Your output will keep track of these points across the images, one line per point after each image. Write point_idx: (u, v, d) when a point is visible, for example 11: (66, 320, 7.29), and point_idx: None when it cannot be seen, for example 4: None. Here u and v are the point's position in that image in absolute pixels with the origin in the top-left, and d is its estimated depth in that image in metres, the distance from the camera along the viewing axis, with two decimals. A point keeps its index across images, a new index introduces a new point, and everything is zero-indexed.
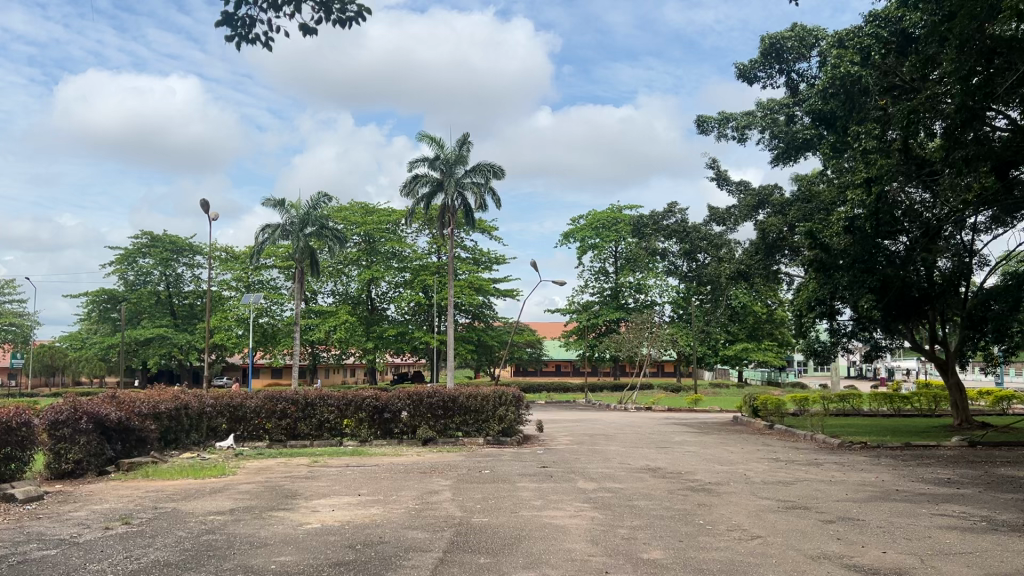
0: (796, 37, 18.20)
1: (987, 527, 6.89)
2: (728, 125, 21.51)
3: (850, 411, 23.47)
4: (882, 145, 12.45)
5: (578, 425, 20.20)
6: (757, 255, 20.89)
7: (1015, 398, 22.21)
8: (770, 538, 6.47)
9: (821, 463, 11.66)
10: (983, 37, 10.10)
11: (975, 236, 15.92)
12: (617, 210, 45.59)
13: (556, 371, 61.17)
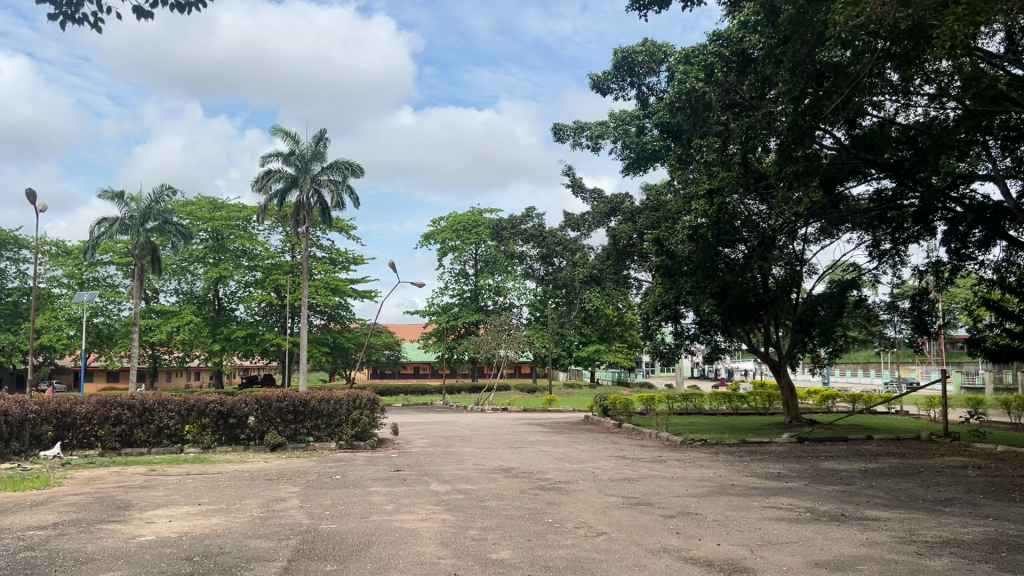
0: (646, 52, 19.02)
1: (811, 517, 7.41)
2: (583, 134, 22.14)
3: (693, 410, 24.64)
4: (723, 158, 13.16)
5: (432, 428, 20.15)
6: (609, 260, 21.62)
7: (838, 397, 24.08)
8: (615, 534, 6.69)
9: (664, 460, 12.18)
10: (812, 62, 10.87)
11: (805, 246, 17.11)
12: (477, 213, 45.90)
13: (413, 374, 60.95)
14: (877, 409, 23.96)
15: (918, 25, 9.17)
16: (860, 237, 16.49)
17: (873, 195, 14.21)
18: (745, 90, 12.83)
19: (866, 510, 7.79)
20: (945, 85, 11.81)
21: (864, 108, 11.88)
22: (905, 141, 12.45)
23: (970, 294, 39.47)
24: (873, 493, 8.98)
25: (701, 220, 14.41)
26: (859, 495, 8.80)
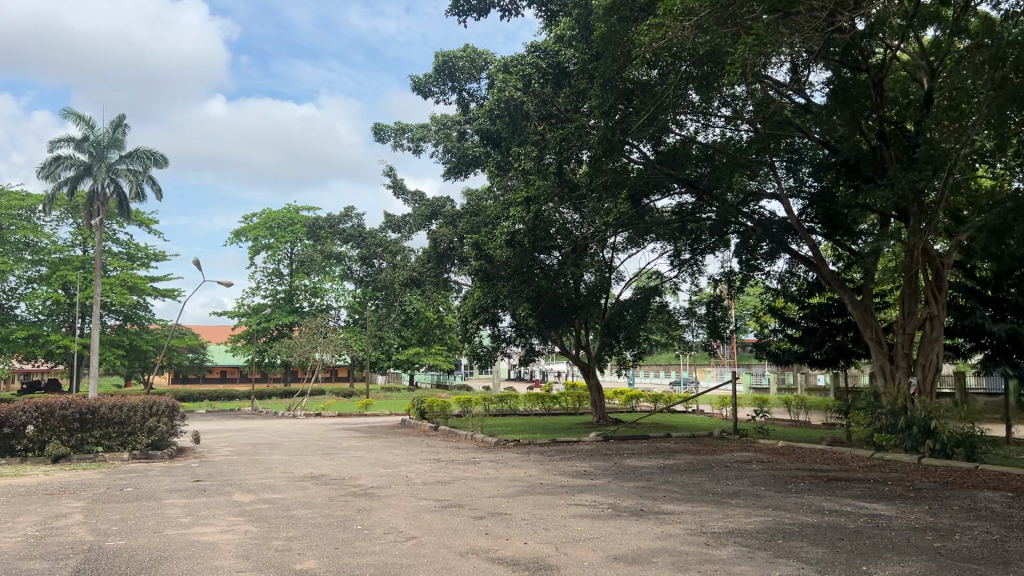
0: (467, 58, 19.22)
1: (612, 513, 7.74)
2: (404, 136, 22.05)
3: (507, 412, 25.15)
4: (540, 168, 13.47)
5: (239, 435, 19.26)
6: (429, 263, 21.65)
7: (643, 397, 25.46)
8: (423, 538, 6.67)
9: (477, 461, 12.32)
10: (622, 80, 11.41)
11: (614, 254, 17.93)
12: (294, 210, 44.49)
13: (220, 378, 58.06)
14: (677, 409, 25.53)
15: (715, 51, 9.87)
16: (663, 248, 17.47)
17: (675, 208, 15.12)
18: (561, 102, 13.26)
19: (663, 504, 8.25)
20: (739, 108, 12.79)
21: (668, 126, 12.63)
22: (704, 158, 13.39)
23: (758, 301, 43.05)
24: (670, 488, 9.53)
25: (519, 226, 14.51)
26: (657, 490, 9.32)
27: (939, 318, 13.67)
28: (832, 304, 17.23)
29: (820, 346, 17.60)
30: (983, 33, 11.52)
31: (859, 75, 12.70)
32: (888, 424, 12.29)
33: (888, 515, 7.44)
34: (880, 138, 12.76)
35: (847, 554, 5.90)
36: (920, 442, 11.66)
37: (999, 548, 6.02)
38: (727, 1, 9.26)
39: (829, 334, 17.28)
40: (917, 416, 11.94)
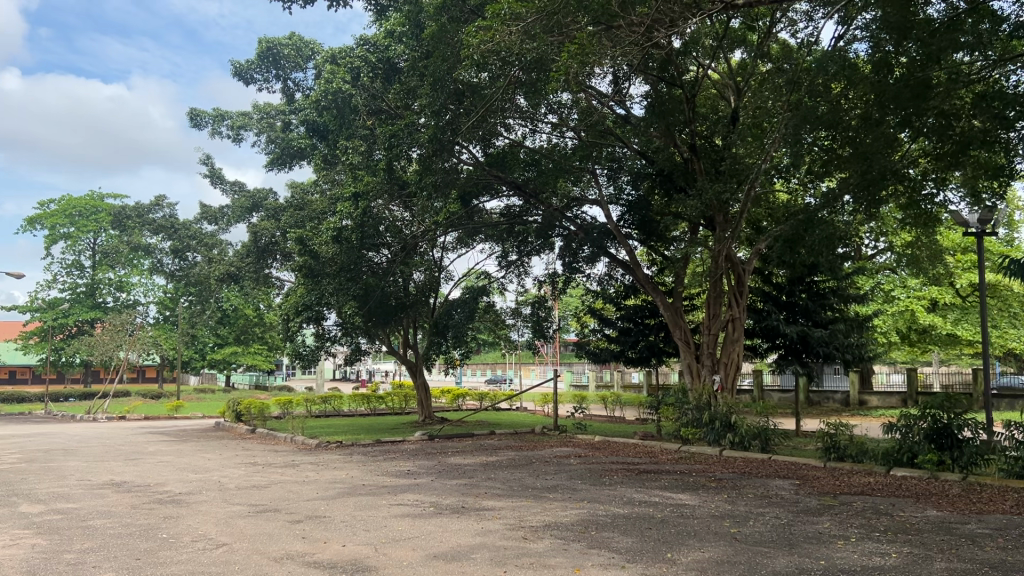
0: (293, 46, 18.65)
1: (433, 512, 7.75)
2: (223, 123, 21.05)
3: (330, 413, 24.58)
4: (368, 163, 13.43)
5: (29, 441, 17.57)
6: (248, 258, 20.76)
7: (468, 396, 25.73)
8: (236, 545, 6.38)
9: (297, 464, 11.95)
10: (453, 82, 11.51)
11: (443, 253, 17.96)
12: (98, 198, 41.33)
13: (7, 380, 52.84)
14: (501, 407, 25.98)
15: (542, 58, 10.21)
16: (490, 249, 17.68)
17: (503, 210, 15.33)
18: (390, 98, 13.12)
19: (484, 501, 8.36)
20: (566, 116, 13.22)
21: (497, 129, 12.83)
22: (531, 162, 13.71)
23: (578, 303, 44.74)
24: (492, 485, 9.67)
25: (346, 222, 14.20)
26: (478, 487, 9.44)
27: (740, 319, 14.83)
28: (646, 306, 18.24)
29: (634, 346, 18.65)
30: (782, 58, 12.59)
31: (674, 90, 13.47)
32: (694, 418, 13.09)
33: (692, 505, 7.92)
34: (691, 150, 13.60)
35: (653, 543, 6.22)
36: (721, 435, 12.51)
37: (786, 531, 6.56)
38: (551, 9, 9.48)
39: (642, 333, 18.38)
40: (720, 411, 12.79)
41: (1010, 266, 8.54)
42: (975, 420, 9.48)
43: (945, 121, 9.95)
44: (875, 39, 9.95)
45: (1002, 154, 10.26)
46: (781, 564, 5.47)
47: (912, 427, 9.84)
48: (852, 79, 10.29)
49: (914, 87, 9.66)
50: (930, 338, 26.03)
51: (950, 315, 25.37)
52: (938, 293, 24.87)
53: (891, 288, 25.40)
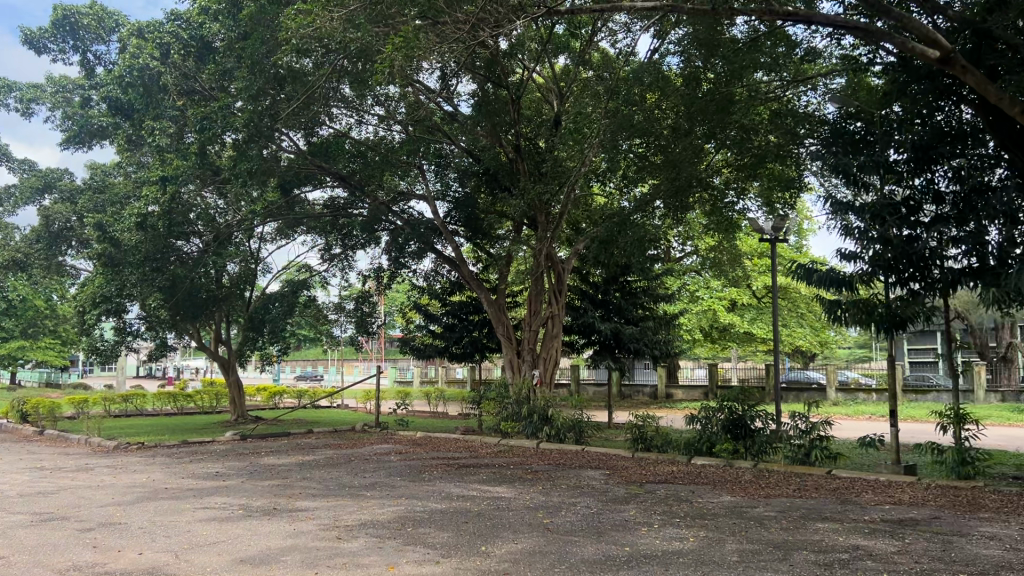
0: (94, 17, 17.26)
1: (242, 515, 7.41)
2: (10, 95, 19.16)
3: (132, 413, 22.98)
4: (179, 146, 12.86)
5: None
6: (38, 244, 18.99)
7: (285, 394, 24.91)
8: (14, 558, 5.80)
9: (90, 468, 11.05)
10: (274, 66, 11.29)
11: (261, 244, 17.25)
12: None
13: None
14: (320, 404, 25.34)
15: (366, 48, 10.12)
16: (313, 241, 17.13)
17: (327, 201, 14.94)
18: (205, 78, 12.48)
19: (297, 501, 8.09)
20: (393, 109, 13.13)
21: (319, 118, 12.51)
22: (356, 154, 13.45)
23: (401, 299, 44.56)
24: (307, 484, 9.38)
25: (151, 207, 13.39)
26: (292, 487, 9.14)
27: (559, 316, 15.35)
28: (470, 302, 18.46)
29: (458, 342, 18.89)
30: (602, 66, 13.09)
31: (500, 90, 13.71)
32: (513, 412, 13.35)
33: (507, 497, 8.07)
34: (515, 151, 13.85)
35: (468, 536, 6.26)
36: (538, 428, 12.83)
37: (595, 520, 6.83)
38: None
39: (465, 329, 18.63)
40: (538, 405, 13.13)
41: (797, 271, 9.35)
42: (766, 411, 10.29)
43: (745, 135, 10.78)
44: (686, 54, 10.62)
45: (794, 168, 11.22)
46: (588, 552, 5.68)
47: (711, 419, 10.50)
48: (664, 91, 10.90)
49: (719, 101, 10.39)
50: (729, 336, 28.08)
51: (747, 314, 27.47)
52: (737, 294, 26.85)
53: (696, 289, 27.05)
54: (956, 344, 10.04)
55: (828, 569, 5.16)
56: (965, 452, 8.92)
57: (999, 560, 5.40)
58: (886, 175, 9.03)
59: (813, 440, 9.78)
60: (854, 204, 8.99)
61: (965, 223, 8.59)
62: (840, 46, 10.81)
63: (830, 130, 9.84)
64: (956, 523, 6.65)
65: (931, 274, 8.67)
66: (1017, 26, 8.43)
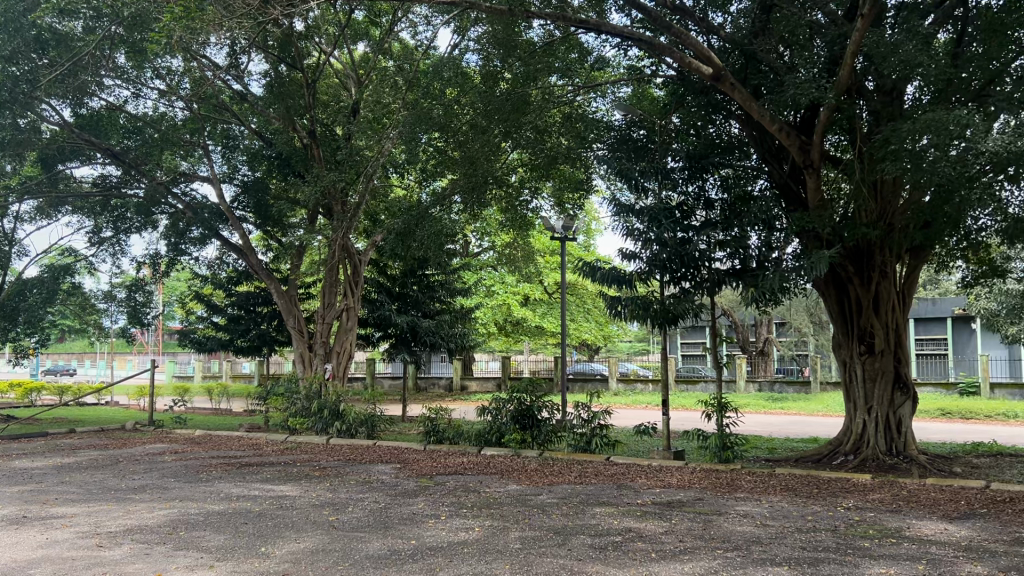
0: None
1: None
2: None
3: None
4: None
5: None
6: None
7: (44, 390, 22.61)
8: None
9: None
10: (31, 25, 10.50)
11: (16, 224, 15.49)
12: None
13: None
14: (85, 401, 23.25)
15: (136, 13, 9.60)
16: (80, 222, 15.53)
17: (96, 178, 13.71)
18: None
19: (51, 508, 7.33)
20: (175, 84, 12.21)
21: (89, 88, 11.45)
22: (131, 130, 12.99)
23: (184, 288, 41.91)
24: (65, 489, 8.54)
25: None
26: (48, 492, 8.29)
27: (354, 309, 15.17)
28: (259, 294, 17.50)
29: (244, 334, 18.05)
30: (403, 58, 12.96)
31: (295, 73, 13.31)
32: (302, 408, 12.92)
33: (292, 495, 7.79)
34: (309, 136, 13.39)
35: (247, 538, 5.98)
36: (329, 424, 12.52)
37: (382, 515, 6.75)
38: None
39: (253, 321, 17.83)
40: (328, 400, 12.81)
41: (583, 267, 9.74)
42: (551, 402, 10.63)
43: (539, 136, 11.08)
44: (484, 53, 10.75)
45: (583, 171, 11.70)
46: (374, 548, 5.59)
47: (501, 410, 10.68)
48: (463, 87, 10.96)
49: (515, 102, 10.52)
50: (521, 329, 28.97)
51: (538, 309, 28.43)
52: (530, 289, 27.67)
53: (492, 283, 27.39)
54: (720, 339, 10.93)
55: (603, 552, 5.41)
56: (725, 437, 9.76)
57: (751, 535, 5.93)
58: (664, 181, 9.61)
59: (594, 429, 10.29)
60: (635, 206, 9.48)
61: (730, 228, 9.32)
62: (628, 57, 11.40)
63: (616, 136, 10.45)
64: (717, 503, 7.23)
65: (702, 273, 9.35)
66: (778, 51, 9.34)
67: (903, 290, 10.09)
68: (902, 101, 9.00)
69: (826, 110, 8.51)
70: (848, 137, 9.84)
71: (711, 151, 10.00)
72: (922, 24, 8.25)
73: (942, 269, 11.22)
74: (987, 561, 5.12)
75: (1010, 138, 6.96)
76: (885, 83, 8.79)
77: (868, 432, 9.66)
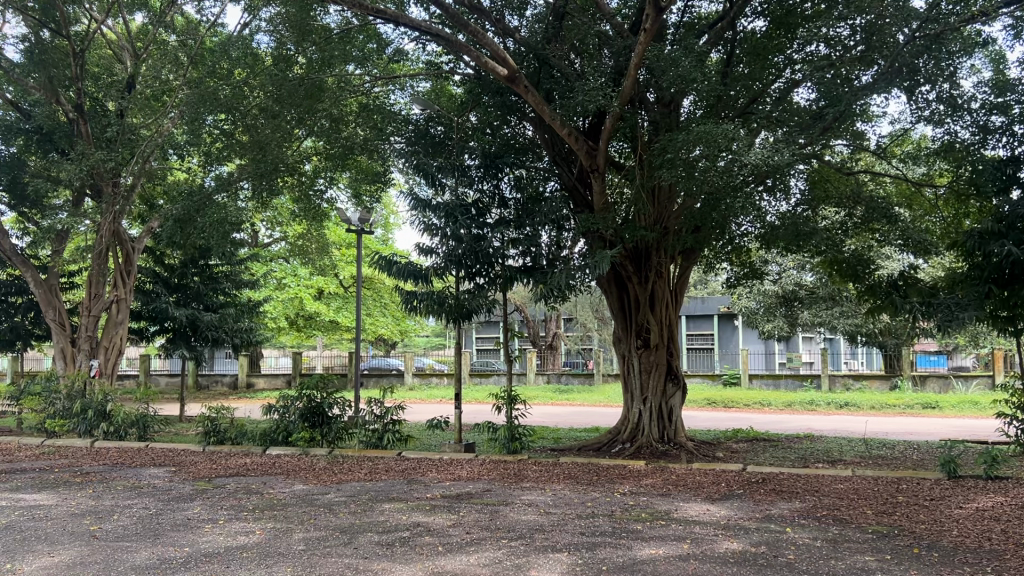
0: None
1: None
2: None
3: None
4: None
5: None
6: None
7: None
8: None
9: None
10: None
11: None
12: None
13: None
14: None
15: None
16: None
17: None
18: None
19: None
20: None
21: None
22: None
23: None
24: None
25: None
26: None
27: (126, 301, 14.01)
28: (12, 283, 15.73)
29: None
30: (186, 33, 12.13)
31: (59, 40, 12.12)
32: (62, 409, 11.77)
33: (47, 505, 7.06)
34: (76, 111, 12.23)
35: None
36: (94, 426, 11.50)
37: (151, 522, 6.28)
38: None
39: (5, 313, 16.03)
40: (94, 400, 11.75)
41: (378, 261, 9.60)
42: (343, 398, 10.37)
43: (334, 125, 10.82)
44: (277, 35, 10.22)
45: (380, 163, 11.56)
46: (141, 558, 5.18)
47: (289, 408, 10.28)
48: (252, 68, 10.44)
49: (308, 89, 10.23)
50: (314, 324, 28.19)
51: (332, 304, 27.76)
52: (324, 282, 27.14)
53: (283, 276, 26.54)
54: (512, 334, 11.18)
55: (389, 548, 5.37)
56: (514, 428, 10.04)
57: (534, 523, 6.13)
58: (461, 177, 9.69)
59: (386, 424, 10.22)
60: (431, 201, 9.50)
61: (523, 226, 9.56)
62: (426, 52, 11.38)
63: (414, 130, 10.42)
64: (504, 493, 7.42)
65: (495, 269, 9.53)
66: (569, 58, 9.71)
67: (676, 289, 10.83)
68: (678, 113, 9.64)
69: (612, 117, 8.93)
70: (630, 144, 10.42)
71: (506, 151, 10.21)
72: (696, 43, 8.90)
73: (708, 270, 12.16)
74: (741, 537, 5.62)
75: (767, 154, 7.57)
76: (664, 96, 9.39)
77: (643, 421, 10.32)
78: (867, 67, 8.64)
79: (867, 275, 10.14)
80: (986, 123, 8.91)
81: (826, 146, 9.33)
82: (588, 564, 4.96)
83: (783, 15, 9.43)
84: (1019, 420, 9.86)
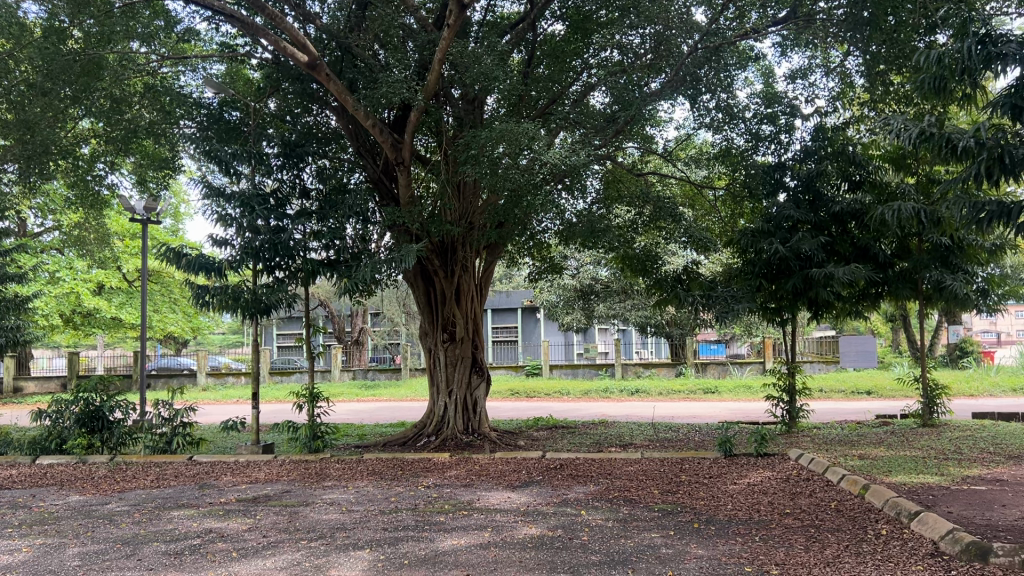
0: None
1: None
2: None
3: None
4: None
5: None
6: None
7: None
8: None
9: None
10: None
11: None
12: None
13: None
14: None
15: None
16: None
17: None
18: None
19: None
20: None
21: None
22: None
23: None
24: None
25: None
26: None
27: None
28: None
29: None
30: None
31: None
32: None
33: None
34: None
35: None
36: None
37: None
38: None
39: None
40: None
41: (166, 253, 8.98)
42: (126, 401, 9.67)
43: (114, 105, 10.02)
44: (48, 5, 9.20)
45: (168, 148, 10.84)
46: None
47: (63, 413, 9.44)
48: (18, 39, 9.45)
49: (85, 65, 9.49)
50: (93, 321, 25.98)
51: (114, 299, 25.74)
52: (104, 276, 24.84)
53: (56, 269, 24.00)
54: (314, 329, 10.89)
55: (178, 558, 5.06)
56: (315, 427, 9.79)
57: (335, 522, 5.99)
58: (258, 165, 9.29)
59: (175, 428, 9.62)
60: (226, 190, 9.02)
61: (325, 218, 9.31)
62: (220, 32, 10.79)
63: (207, 115, 9.87)
64: (304, 494, 7.20)
65: (295, 263, 9.19)
66: (373, 49, 9.60)
67: (481, 282, 11.00)
68: (481, 111, 9.77)
69: (416, 111, 8.91)
70: (435, 139, 10.47)
71: (308, 140, 9.94)
72: (498, 43, 9.06)
73: (511, 265, 12.42)
74: (540, 522, 5.81)
75: (565, 154, 7.88)
76: (468, 94, 9.53)
77: (448, 413, 10.44)
78: (656, 75, 9.16)
79: (655, 270, 10.81)
80: (758, 131, 9.76)
81: (620, 147, 9.84)
82: (389, 559, 4.94)
83: (580, 20, 9.70)
84: (783, 402, 10.91)
